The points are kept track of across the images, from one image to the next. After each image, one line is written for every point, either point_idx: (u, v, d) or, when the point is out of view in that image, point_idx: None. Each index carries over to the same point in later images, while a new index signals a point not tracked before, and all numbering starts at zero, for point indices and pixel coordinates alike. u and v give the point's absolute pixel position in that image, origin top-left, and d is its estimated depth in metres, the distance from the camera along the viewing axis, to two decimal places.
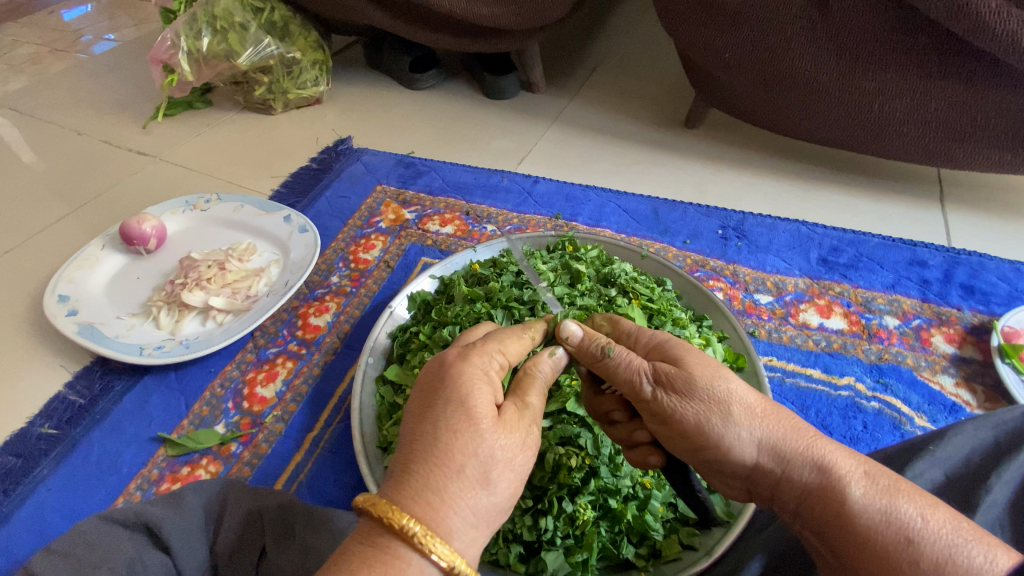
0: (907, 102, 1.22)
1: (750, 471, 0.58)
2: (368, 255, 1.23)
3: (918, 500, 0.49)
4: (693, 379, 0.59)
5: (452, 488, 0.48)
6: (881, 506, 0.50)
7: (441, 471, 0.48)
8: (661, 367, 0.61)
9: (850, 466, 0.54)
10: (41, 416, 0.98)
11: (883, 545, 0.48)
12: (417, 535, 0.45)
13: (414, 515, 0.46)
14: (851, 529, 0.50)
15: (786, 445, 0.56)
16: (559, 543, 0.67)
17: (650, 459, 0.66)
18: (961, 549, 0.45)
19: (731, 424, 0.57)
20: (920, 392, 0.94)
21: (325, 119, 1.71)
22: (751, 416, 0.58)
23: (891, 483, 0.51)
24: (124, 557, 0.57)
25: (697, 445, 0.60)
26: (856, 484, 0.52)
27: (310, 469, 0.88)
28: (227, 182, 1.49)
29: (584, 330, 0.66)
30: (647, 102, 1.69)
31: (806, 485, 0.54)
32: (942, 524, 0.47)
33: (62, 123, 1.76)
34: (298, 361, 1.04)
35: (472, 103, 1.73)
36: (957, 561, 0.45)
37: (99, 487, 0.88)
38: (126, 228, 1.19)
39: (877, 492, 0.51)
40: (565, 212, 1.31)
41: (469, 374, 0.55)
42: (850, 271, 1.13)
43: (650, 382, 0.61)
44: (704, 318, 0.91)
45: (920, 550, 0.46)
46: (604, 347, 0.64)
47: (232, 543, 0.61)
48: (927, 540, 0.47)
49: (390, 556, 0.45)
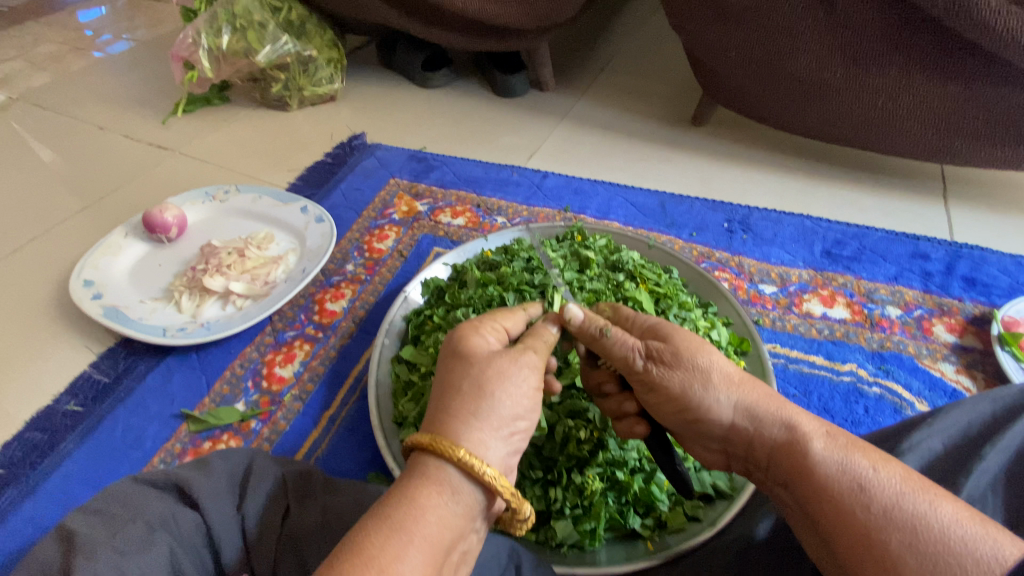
0: (909, 98, 1.25)
1: (727, 432, 0.62)
2: (381, 245, 1.26)
3: (874, 454, 0.52)
4: (679, 353, 0.63)
5: (453, 404, 0.54)
6: (838, 458, 0.53)
7: (445, 396, 0.55)
8: (652, 345, 0.65)
9: (815, 426, 0.57)
10: (67, 394, 1.01)
11: (837, 492, 0.50)
12: (426, 442, 0.51)
13: (427, 432, 0.53)
14: (809, 478, 0.53)
15: (758, 407, 0.60)
16: (568, 513, 0.70)
17: (636, 429, 0.68)
18: (909, 496, 0.48)
19: (710, 389, 0.61)
20: (921, 378, 0.96)
21: (339, 116, 1.75)
22: (728, 382, 0.62)
23: (849, 440, 0.54)
24: (156, 512, 0.56)
25: (682, 406, 0.63)
26: (817, 439, 0.55)
27: (327, 445, 0.92)
28: (245, 175, 1.54)
29: (586, 313, 0.68)
30: (654, 101, 1.72)
31: (774, 442, 0.58)
32: (893, 474, 0.50)
33: (85, 119, 1.81)
34: (315, 344, 1.07)
35: (483, 100, 1.77)
36: (904, 505, 0.48)
37: (123, 460, 0.92)
38: (150, 217, 1.23)
39: (835, 446, 0.54)
40: (574, 205, 1.34)
41: (458, 328, 0.62)
42: (853, 263, 1.16)
43: (643, 358, 0.64)
44: (709, 304, 0.94)
45: (871, 495, 0.49)
46: (601, 328, 0.66)
47: (261, 510, 0.60)
48: (877, 486, 0.49)
49: (417, 468, 0.51)
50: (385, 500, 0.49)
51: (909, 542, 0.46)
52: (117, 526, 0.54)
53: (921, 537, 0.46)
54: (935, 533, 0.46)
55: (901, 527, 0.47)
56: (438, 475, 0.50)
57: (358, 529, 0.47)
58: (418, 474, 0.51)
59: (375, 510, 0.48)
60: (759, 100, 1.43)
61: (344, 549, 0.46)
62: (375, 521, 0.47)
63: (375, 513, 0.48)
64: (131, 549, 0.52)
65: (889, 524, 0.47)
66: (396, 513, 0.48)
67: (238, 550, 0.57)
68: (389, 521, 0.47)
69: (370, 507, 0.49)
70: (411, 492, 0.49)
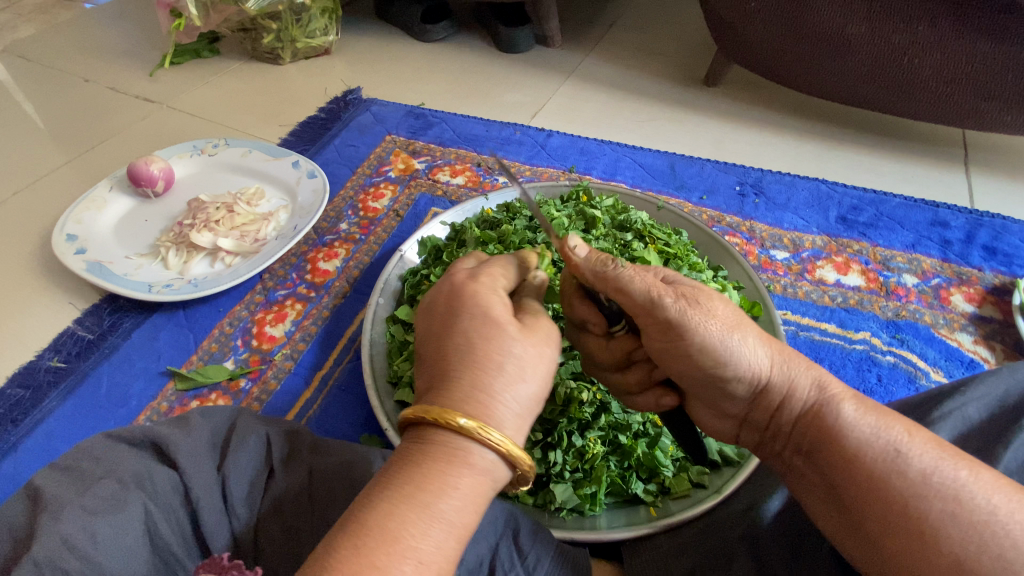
0: (939, 56, 1.17)
1: (740, 398, 0.56)
2: (377, 204, 1.21)
3: (910, 419, 0.48)
4: (706, 295, 0.53)
5: (456, 369, 0.48)
6: (871, 421, 0.48)
7: (447, 360, 0.49)
8: (675, 287, 0.54)
9: (842, 390, 0.52)
10: (49, 350, 0.98)
11: (872, 458, 0.46)
12: (469, 428, 0.44)
13: (464, 413, 0.45)
14: (840, 443, 0.49)
15: (774, 378, 0.54)
16: (568, 477, 0.68)
17: (663, 402, 0.62)
18: (950, 463, 0.44)
19: (728, 353, 0.54)
20: (937, 348, 0.93)
21: (334, 70, 1.67)
22: (753, 350, 0.53)
23: (881, 404, 0.50)
24: (130, 468, 0.52)
25: (693, 362, 0.54)
26: (848, 403, 0.50)
27: (320, 405, 0.89)
28: (235, 130, 1.47)
29: (591, 249, 0.55)
30: (665, 59, 1.64)
31: (793, 404, 0.53)
32: (932, 441, 0.46)
33: (68, 70, 1.73)
34: (307, 303, 1.03)
35: (484, 56, 1.69)
36: (944, 473, 0.44)
37: (108, 417, 0.89)
38: (134, 169, 1.17)
39: (867, 411, 0.49)
40: (579, 165, 1.28)
41: (477, 287, 0.53)
42: (869, 230, 1.11)
43: (647, 296, 0.55)
44: (719, 268, 0.89)
45: (909, 461, 0.45)
46: (613, 264, 0.54)
47: (244, 480, 0.56)
48: (916, 452, 0.45)
49: (449, 449, 0.45)
50: (418, 484, 0.44)
51: (951, 512, 0.42)
52: (87, 484, 0.50)
53: (964, 507, 0.42)
54: (979, 503, 0.42)
55: (941, 496, 0.43)
56: (477, 462, 0.45)
57: (389, 515, 0.42)
58: (452, 456, 0.45)
59: (410, 496, 0.43)
60: (776, 58, 1.35)
61: (378, 538, 0.41)
62: (411, 512, 0.42)
63: (409, 501, 0.43)
64: (102, 508, 0.48)
65: (928, 491, 0.44)
66: (433, 501, 0.43)
67: (226, 530, 0.53)
68: (428, 510, 0.43)
69: (400, 490, 0.43)
70: (446, 478, 0.44)
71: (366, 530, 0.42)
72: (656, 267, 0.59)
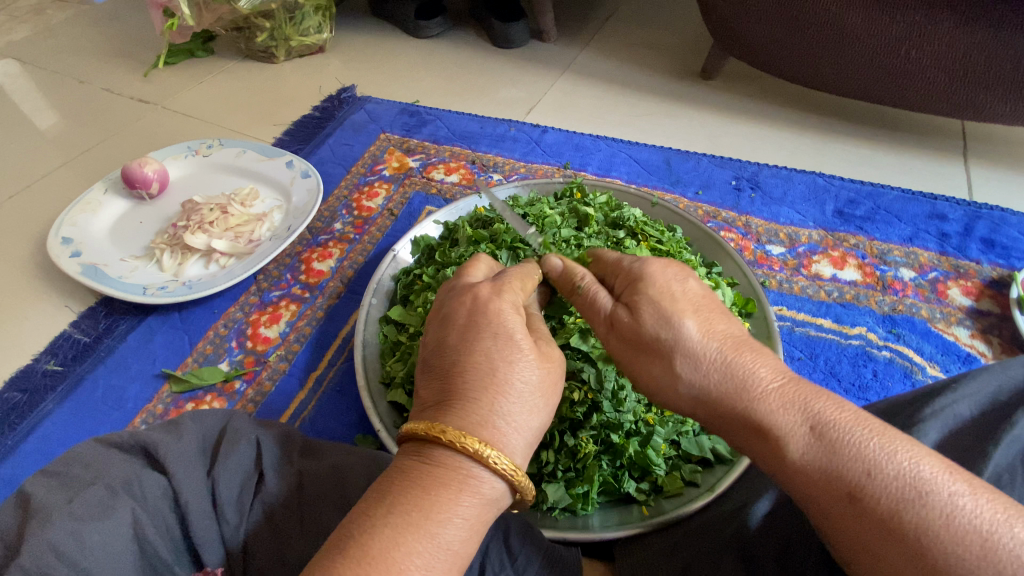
0: (935, 47, 1.15)
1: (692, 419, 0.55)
2: (371, 203, 1.20)
3: (867, 450, 0.44)
4: (641, 331, 0.55)
5: (514, 409, 0.49)
6: (821, 463, 0.45)
7: (505, 394, 0.49)
8: (619, 311, 0.58)
9: (795, 421, 0.47)
10: (46, 353, 0.98)
11: (828, 502, 0.44)
12: (490, 456, 0.46)
13: (518, 464, 0.48)
14: (796, 484, 0.47)
15: (724, 404, 0.51)
16: (560, 476, 0.68)
17: None
18: (912, 504, 0.41)
19: (671, 376, 0.53)
20: (934, 343, 0.92)
21: (328, 68, 1.66)
22: (695, 366, 0.52)
23: (838, 434, 0.45)
24: (119, 474, 0.52)
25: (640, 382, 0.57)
26: (797, 441, 0.46)
27: (314, 406, 0.89)
28: (229, 130, 1.46)
29: (566, 262, 0.64)
30: (661, 53, 1.62)
31: (744, 439, 0.50)
32: (895, 476, 0.42)
33: (63, 71, 1.73)
34: (301, 304, 1.03)
35: (480, 52, 1.68)
36: (907, 514, 0.41)
37: (104, 420, 0.89)
38: (127, 172, 1.16)
39: (819, 447, 0.45)
40: (574, 161, 1.27)
41: (504, 307, 0.54)
42: (866, 224, 1.10)
43: (606, 323, 0.59)
44: (714, 265, 0.88)
45: (865, 505, 0.42)
46: (577, 282, 0.61)
47: (234, 490, 0.56)
48: (873, 494, 0.42)
49: (459, 475, 0.45)
50: (427, 511, 0.43)
51: (914, 555, 0.40)
52: (77, 490, 0.50)
53: (928, 550, 0.40)
54: (943, 544, 0.39)
55: (905, 540, 0.41)
56: (487, 492, 0.46)
57: (395, 546, 0.41)
58: (464, 483, 0.45)
59: (417, 524, 0.42)
60: (772, 50, 1.33)
61: (384, 568, 0.40)
62: (444, 554, 0.43)
63: (416, 529, 0.42)
64: (90, 514, 0.48)
65: (890, 536, 0.41)
66: (440, 530, 0.43)
67: (218, 539, 0.53)
68: (435, 540, 0.42)
69: (407, 517, 0.42)
70: (454, 507, 0.44)
71: (367, 558, 0.40)
72: (628, 269, 0.61)
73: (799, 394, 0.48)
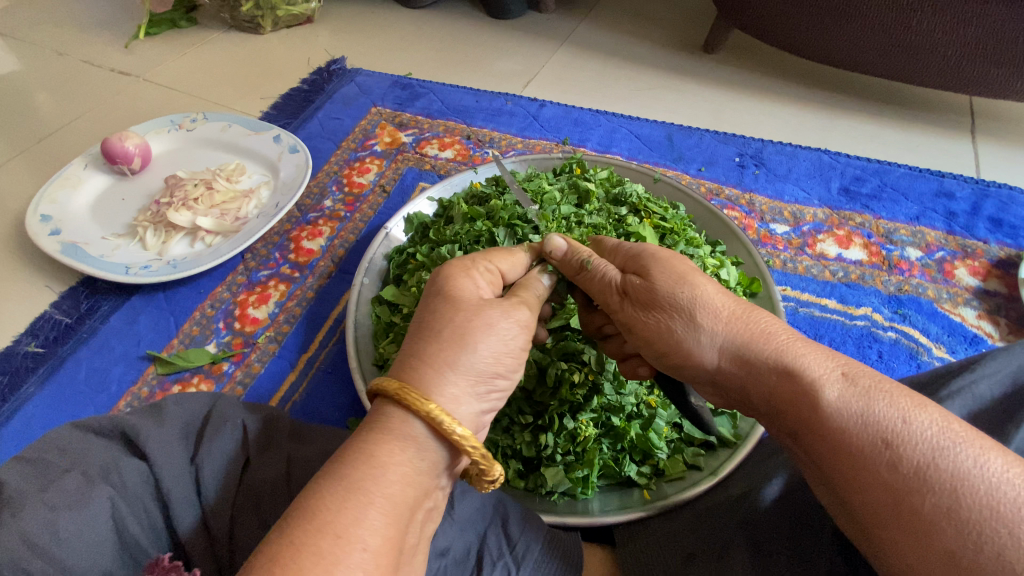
0: (947, 19, 1.11)
1: (714, 375, 0.54)
2: (362, 179, 1.16)
3: (903, 402, 0.42)
4: (656, 289, 0.55)
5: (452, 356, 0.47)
6: (857, 408, 0.43)
7: (445, 345, 0.47)
8: (629, 279, 0.57)
9: (827, 368, 0.46)
10: (27, 335, 0.94)
11: (857, 449, 0.41)
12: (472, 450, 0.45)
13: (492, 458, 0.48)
14: (821, 431, 0.43)
15: (751, 350, 0.50)
16: (559, 460, 0.65)
17: (639, 371, 0.63)
18: (948, 452, 0.39)
19: (693, 329, 0.53)
20: (940, 323, 0.91)
21: (317, 39, 1.59)
22: (714, 319, 0.52)
23: (871, 384, 0.44)
24: (97, 460, 0.50)
25: (661, 350, 0.56)
26: (830, 385, 0.45)
27: (305, 388, 0.87)
28: (214, 104, 1.40)
29: (570, 242, 0.62)
30: (663, 25, 1.57)
31: (772, 386, 0.48)
32: (928, 426, 0.41)
33: (40, 43, 1.65)
34: (291, 284, 1.00)
35: (476, 23, 1.61)
36: (942, 463, 0.39)
37: (88, 403, 0.87)
38: (107, 145, 1.11)
39: (854, 393, 0.44)
40: (573, 137, 1.23)
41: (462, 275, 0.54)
42: (872, 202, 1.07)
43: (619, 295, 0.58)
44: (717, 244, 0.85)
45: (899, 451, 0.40)
46: (583, 260, 0.60)
47: (218, 478, 0.53)
48: (908, 441, 0.40)
49: (404, 433, 0.44)
50: (402, 496, 0.42)
51: (947, 507, 0.38)
52: (51, 478, 0.48)
53: (962, 500, 0.37)
54: (979, 495, 0.37)
55: (938, 490, 0.38)
56: (430, 452, 0.45)
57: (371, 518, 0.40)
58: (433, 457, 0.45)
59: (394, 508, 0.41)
60: (777, 21, 1.28)
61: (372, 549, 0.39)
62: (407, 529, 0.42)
63: (387, 499, 0.41)
64: (66, 503, 0.46)
65: (923, 485, 0.39)
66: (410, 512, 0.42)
67: (199, 526, 0.51)
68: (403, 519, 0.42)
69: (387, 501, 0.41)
70: (399, 465, 0.43)
71: (316, 519, 0.39)
72: (627, 245, 0.62)
73: (820, 350, 0.48)
